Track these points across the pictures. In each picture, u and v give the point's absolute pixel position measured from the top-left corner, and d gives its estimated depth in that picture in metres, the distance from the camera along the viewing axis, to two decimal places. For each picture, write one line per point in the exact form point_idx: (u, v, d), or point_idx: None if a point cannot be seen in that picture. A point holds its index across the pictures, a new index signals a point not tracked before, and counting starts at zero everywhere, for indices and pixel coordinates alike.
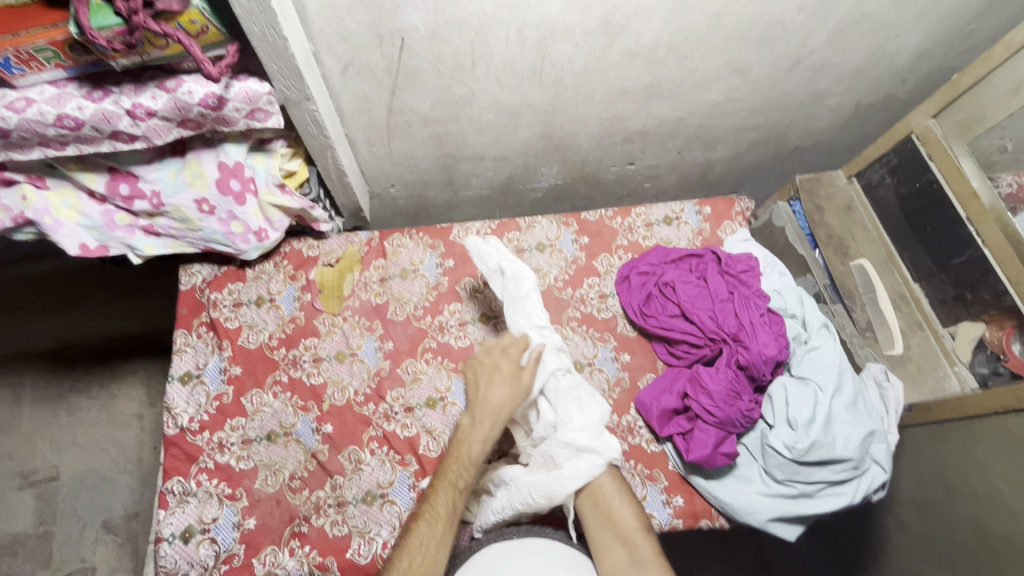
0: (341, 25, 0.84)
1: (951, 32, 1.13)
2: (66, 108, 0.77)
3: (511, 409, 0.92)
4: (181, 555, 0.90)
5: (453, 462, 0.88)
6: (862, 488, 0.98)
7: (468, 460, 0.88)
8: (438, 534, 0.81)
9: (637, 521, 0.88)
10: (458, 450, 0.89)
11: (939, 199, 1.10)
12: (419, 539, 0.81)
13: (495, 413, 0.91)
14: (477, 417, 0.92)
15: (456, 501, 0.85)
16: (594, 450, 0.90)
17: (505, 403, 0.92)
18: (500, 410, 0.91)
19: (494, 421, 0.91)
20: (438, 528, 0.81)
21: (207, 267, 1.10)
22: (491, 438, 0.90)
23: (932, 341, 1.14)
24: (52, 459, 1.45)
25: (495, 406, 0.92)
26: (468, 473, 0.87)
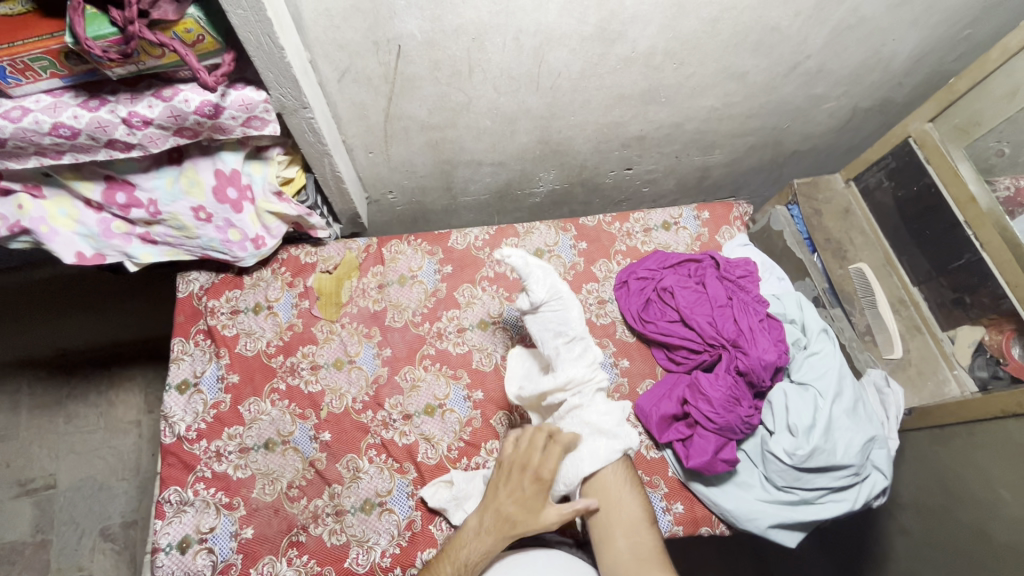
0: (338, 33, 0.84)
1: (947, 37, 1.13)
2: (62, 117, 0.77)
3: (523, 526, 0.81)
4: (178, 565, 0.90)
5: (445, 570, 0.80)
6: (863, 495, 0.98)
7: (461, 570, 0.79)
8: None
9: (642, 513, 0.86)
10: (453, 559, 0.81)
11: (937, 203, 1.10)
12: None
13: (509, 527, 0.81)
14: (489, 527, 0.82)
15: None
16: (612, 435, 0.91)
17: (519, 518, 0.81)
18: (513, 531, 0.81)
19: (504, 538, 0.81)
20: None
21: (204, 275, 1.10)
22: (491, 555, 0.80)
23: (931, 345, 1.13)
24: (50, 467, 1.45)
25: (511, 519, 0.81)
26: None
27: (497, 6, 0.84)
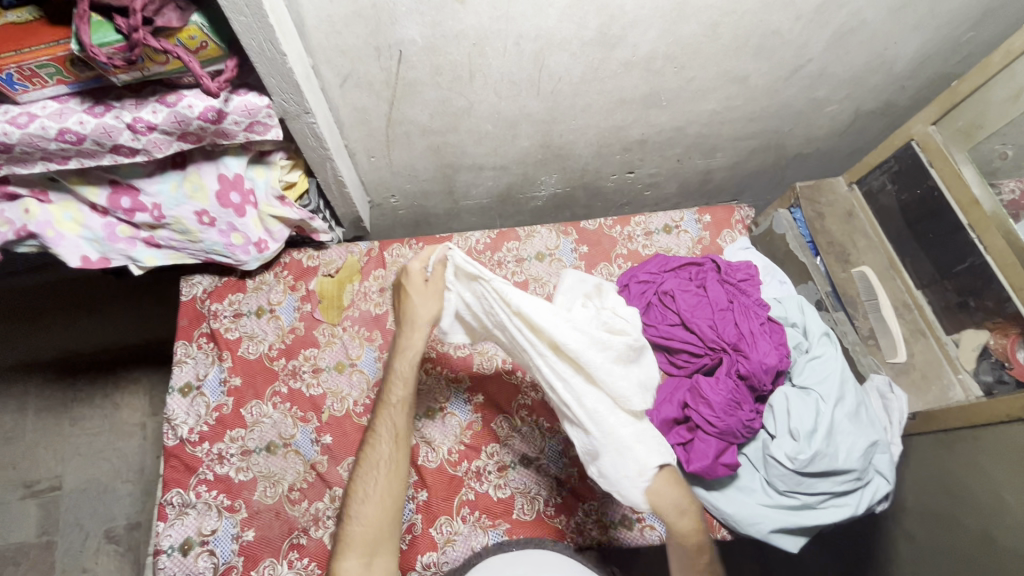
0: (340, 39, 0.85)
1: (949, 39, 1.13)
2: (67, 123, 0.78)
3: (427, 313, 0.91)
4: (180, 567, 0.90)
5: (395, 383, 0.90)
6: (865, 500, 0.97)
7: (403, 377, 0.89)
8: (390, 472, 0.84)
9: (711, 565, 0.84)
10: (392, 373, 0.90)
11: (940, 206, 1.09)
12: (371, 466, 0.85)
13: (415, 324, 0.91)
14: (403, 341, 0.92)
15: (400, 420, 0.88)
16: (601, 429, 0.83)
17: (422, 311, 0.91)
18: (422, 321, 0.91)
19: (419, 334, 0.91)
20: (386, 469, 0.84)
21: (208, 278, 1.11)
22: (419, 350, 0.90)
23: (935, 348, 1.12)
24: (55, 469, 1.46)
25: (412, 315, 0.91)
26: (403, 391, 0.89)
27: (497, 12, 0.85)
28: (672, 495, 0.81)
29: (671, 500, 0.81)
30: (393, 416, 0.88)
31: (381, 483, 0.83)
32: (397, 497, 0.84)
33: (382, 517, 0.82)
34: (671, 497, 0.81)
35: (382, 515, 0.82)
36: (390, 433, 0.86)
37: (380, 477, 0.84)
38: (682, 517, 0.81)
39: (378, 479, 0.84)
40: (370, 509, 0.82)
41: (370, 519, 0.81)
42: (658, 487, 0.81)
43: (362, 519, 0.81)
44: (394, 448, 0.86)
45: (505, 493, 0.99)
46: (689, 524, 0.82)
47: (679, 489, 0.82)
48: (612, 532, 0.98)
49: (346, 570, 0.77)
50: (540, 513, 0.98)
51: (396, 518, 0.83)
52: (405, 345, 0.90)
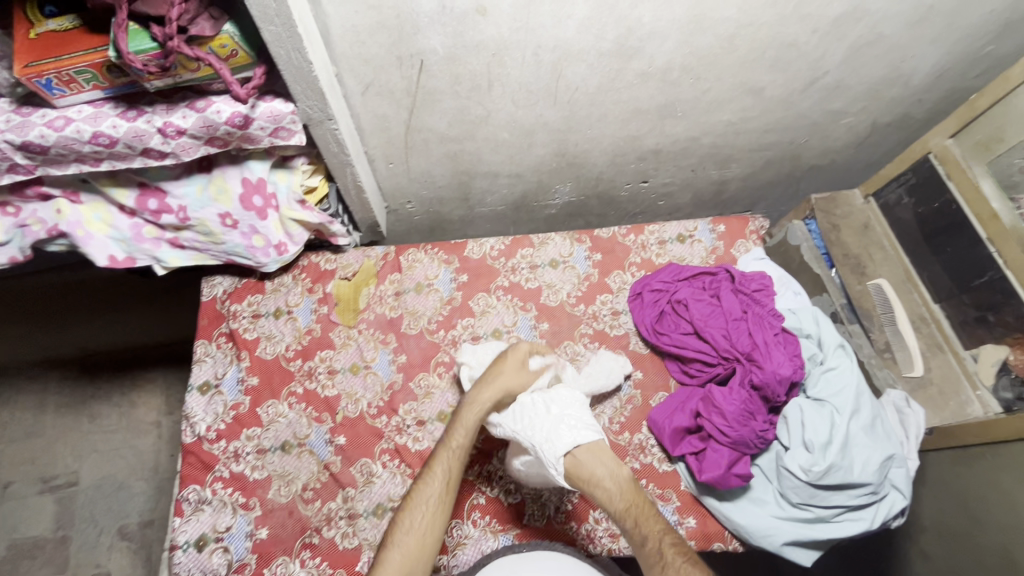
0: (363, 48, 0.87)
1: (968, 53, 1.13)
2: (102, 126, 0.81)
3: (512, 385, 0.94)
4: (195, 563, 0.91)
5: (458, 430, 0.90)
6: (881, 515, 0.96)
7: (466, 425, 0.90)
8: (435, 511, 0.84)
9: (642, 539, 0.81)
10: (456, 420, 0.91)
11: (958, 220, 1.09)
12: (419, 502, 0.85)
13: (491, 383, 0.94)
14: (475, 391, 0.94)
15: (455, 464, 0.88)
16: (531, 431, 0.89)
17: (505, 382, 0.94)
18: (502, 386, 0.93)
19: (492, 393, 0.93)
20: (430, 507, 0.84)
21: (228, 279, 1.13)
22: (489, 405, 0.92)
23: (953, 364, 1.10)
24: (72, 465, 1.49)
25: (495, 377, 0.94)
26: (464, 438, 0.89)
27: (517, 24, 0.87)
28: (589, 462, 0.84)
29: (588, 465, 0.84)
30: (449, 460, 0.88)
31: (425, 518, 0.83)
32: (436, 538, 0.83)
33: (419, 555, 0.81)
34: (588, 466, 0.84)
35: (420, 550, 0.81)
36: (444, 475, 0.86)
37: (424, 515, 0.83)
38: (597, 487, 0.83)
39: (425, 515, 0.83)
40: (411, 540, 0.81)
41: (409, 550, 0.80)
42: (574, 460, 0.85)
43: (399, 553, 0.80)
44: (442, 489, 0.86)
45: (515, 498, 1.00)
46: (610, 490, 0.83)
47: (600, 460, 0.85)
48: (622, 540, 0.98)
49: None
50: (550, 519, 0.99)
51: (429, 559, 0.81)
52: (481, 398, 0.92)
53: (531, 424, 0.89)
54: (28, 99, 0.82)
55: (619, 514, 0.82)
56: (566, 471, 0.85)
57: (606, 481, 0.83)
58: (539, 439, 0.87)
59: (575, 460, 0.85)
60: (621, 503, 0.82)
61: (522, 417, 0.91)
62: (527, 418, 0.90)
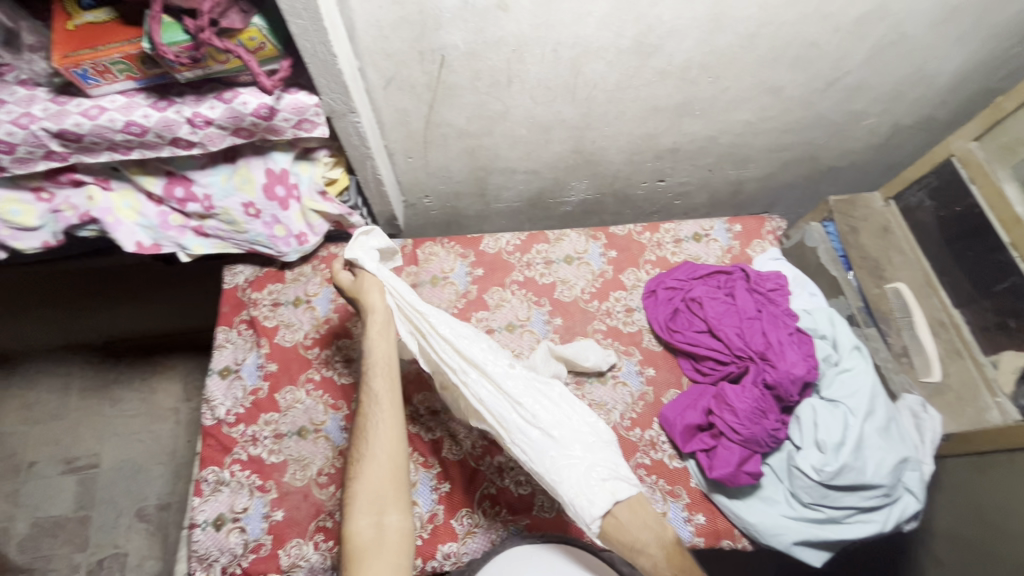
0: (386, 43, 0.89)
1: (994, 55, 1.11)
2: (134, 116, 0.84)
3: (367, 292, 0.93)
4: (212, 541, 0.94)
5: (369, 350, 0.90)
6: (893, 517, 0.95)
7: (374, 341, 0.90)
8: (386, 431, 0.84)
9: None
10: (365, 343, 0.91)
11: (981, 224, 1.08)
12: (368, 430, 0.84)
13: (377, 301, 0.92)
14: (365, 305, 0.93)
15: (385, 382, 0.87)
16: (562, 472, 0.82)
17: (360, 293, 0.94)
18: (377, 291, 0.93)
19: (377, 300, 0.92)
20: (381, 431, 0.84)
21: (250, 268, 1.16)
22: (381, 314, 0.92)
23: (972, 369, 1.08)
24: (94, 447, 1.53)
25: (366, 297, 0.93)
26: (383, 352, 0.90)
27: (538, 20, 0.88)
28: (631, 526, 0.78)
29: (633, 531, 0.78)
30: (371, 379, 0.88)
31: (380, 441, 0.83)
32: (400, 452, 0.84)
33: (384, 478, 0.82)
34: (632, 531, 0.78)
35: (390, 470, 0.82)
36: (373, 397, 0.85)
37: (376, 436, 0.84)
38: (642, 554, 0.77)
39: (377, 441, 0.84)
40: (373, 469, 0.82)
41: (379, 479, 0.82)
42: (615, 521, 0.79)
43: (365, 486, 0.81)
44: (389, 411, 0.86)
45: (526, 490, 1.01)
46: (656, 557, 0.77)
47: (641, 522, 0.79)
48: None
49: (361, 526, 0.78)
50: (560, 511, 0.99)
51: (401, 474, 0.83)
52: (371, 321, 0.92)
53: (558, 469, 0.82)
54: (64, 88, 0.86)
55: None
56: (608, 530, 0.79)
57: (653, 544, 0.78)
58: (574, 486, 0.80)
59: (618, 521, 0.78)
60: (669, 571, 0.77)
61: (551, 454, 0.84)
62: (554, 462, 0.83)
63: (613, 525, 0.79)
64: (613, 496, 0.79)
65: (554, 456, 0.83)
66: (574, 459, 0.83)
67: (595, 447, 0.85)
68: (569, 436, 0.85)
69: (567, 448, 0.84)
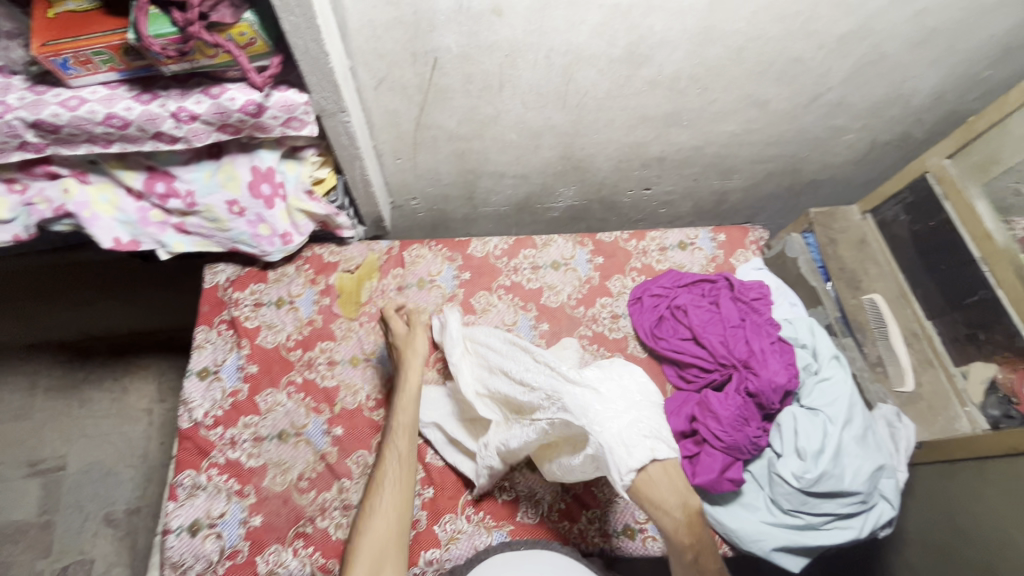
0: (379, 43, 0.88)
1: (968, 76, 1.16)
2: (115, 108, 0.82)
3: (415, 346, 1.03)
4: (187, 548, 0.91)
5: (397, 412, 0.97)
6: (869, 524, 0.97)
7: (404, 404, 0.97)
8: (396, 489, 0.87)
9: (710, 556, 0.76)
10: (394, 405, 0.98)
11: (952, 238, 1.11)
12: (381, 484, 0.88)
13: (413, 366, 1.01)
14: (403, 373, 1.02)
15: (404, 444, 0.92)
16: (606, 422, 0.77)
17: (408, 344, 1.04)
18: (416, 359, 1.02)
19: (414, 370, 1.01)
20: (392, 487, 0.87)
21: (231, 267, 1.14)
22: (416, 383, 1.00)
23: (943, 379, 1.13)
24: (60, 449, 1.47)
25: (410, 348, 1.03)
26: (406, 418, 0.96)
27: (532, 26, 0.88)
28: (660, 486, 0.74)
29: (661, 490, 0.74)
30: (396, 439, 0.93)
31: (390, 497, 0.86)
32: (403, 513, 0.86)
33: (391, 531, 0.83)
34: (660, 490, 0.74)
35: (393, 526, 0.84)
36: (395, 453, 0.90)
37: (386, 494, 0.86)
38: (666, 516, 0.74)
39: (388, 494, 0.87)
40: (379, 522, 0.84)
41: (381, 531, 0.83)
42: (646, 478, 0.74)
43: (368, 540, 0.82)
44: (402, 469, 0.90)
45: (510, 495, 1.00)
46: (677, 520, 0.74)
47: (671, 484, 0.75)
48: (614, 540, 0.99)
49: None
50: (543, 516, 0.99)
51: (399, 537, 0.84)
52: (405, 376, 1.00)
53: (601, 419, 0.78)
54: (42, 78, 0.83)
55: (679, 546, 0.74)
56: (641, 485, 0.74)
57: (677, 510, 0.74)
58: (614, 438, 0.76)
59: (648, 478, 0.74)
60: (686, 536, 0.74)
61: (593, 406, 0.79)
62: (597, 413, 0.78)
63: (642, 483, 0.74)
64: (654, 452, 0.75)
65: (598, 408, 0.79)
66: (621, 413, 0.79)
67: (641, 403, 0.80)
68: (615, 394, 0.81)
69: (612, 404, 0.80)
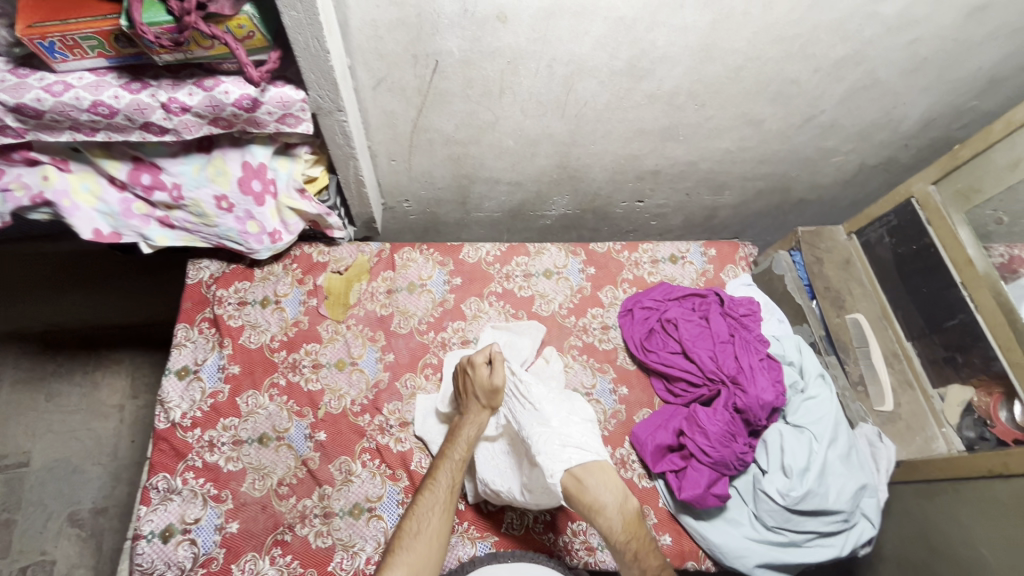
0: (380, 43, 0.87)
1: (954, 105, 1.19)
2: (102, 96, 0.79)
3: (494, 403, 0.94)
4: (158, 555, 0.88)
5: (456, 443, 0.90)
6: (851, 542, 0.99)
7: (467, 439, 0.90)
8: (444, 518, 0.81)
9: (648, 554, 0.79)
10: (456, 435, 0.91)
11: (935, 262, 1.13)
12: (425, 508, 0.81)
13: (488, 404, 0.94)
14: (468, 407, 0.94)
15: (457, 475, 0.86)
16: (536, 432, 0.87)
17: (488, 398, 0.94)
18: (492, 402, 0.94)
19: (485, 410, 0.94)
20: (441, 513, 0.81)
21: (216, 264, 1.10)
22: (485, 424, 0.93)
23: (921, 401, 1.16)
24: (24, 444, 1.41)
25: (484, 399, 0.93)
26: (465, 451, 0.89)
27: (536, 34, 0.88)
28: (594, 488, 0.81)
29: (596, 490, 0.81)
30: (451, 468, 0.86)
31: (434, 524, 0.80)
32: (443, 543, 0.80)
33: (428, 555, 0.77)
34: (594, 489, 0.81)
35: (429, 556, 0.77)
36: (450, 481, 0.84)
37: (434, 521, 0.80)
38: (601, 515, 0.80)
39: (433, 519, 0.80)
40: (420, 545, 0.78)
41: (418, 555, 0.77)
42: (578, 482, 0.82)
43: (408, 556, 0.76)
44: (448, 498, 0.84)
45: (495, 506, 0.99)
46: (612, 517, 0.79)
47: (605, 487, 0.82)
48: (599, 554, 0.98)
49: None
50: (528, 528, 0.98)
51: (436, 565, 0.78)
52: (481, 418, 0.93)
53: (533, 431, 0.87)
54: (26, 61, 0.80)
55: (618, 546, 0.79)
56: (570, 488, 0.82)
57: (612, 508, 0.80)
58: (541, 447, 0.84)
59: (580, 483, 0.81)
60: (623, 535, 0.79)
61: (530, 420, 0.90)
62: (530, 426, 0.88)
63: (577, 485, 0.81)
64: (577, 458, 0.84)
65: (534, 423, 0.89)
66: (556, 424, 0.89)
67: (572, 421, 0.90)
68: (552, 412, 0.91)
69: (547, 420, 0.90)
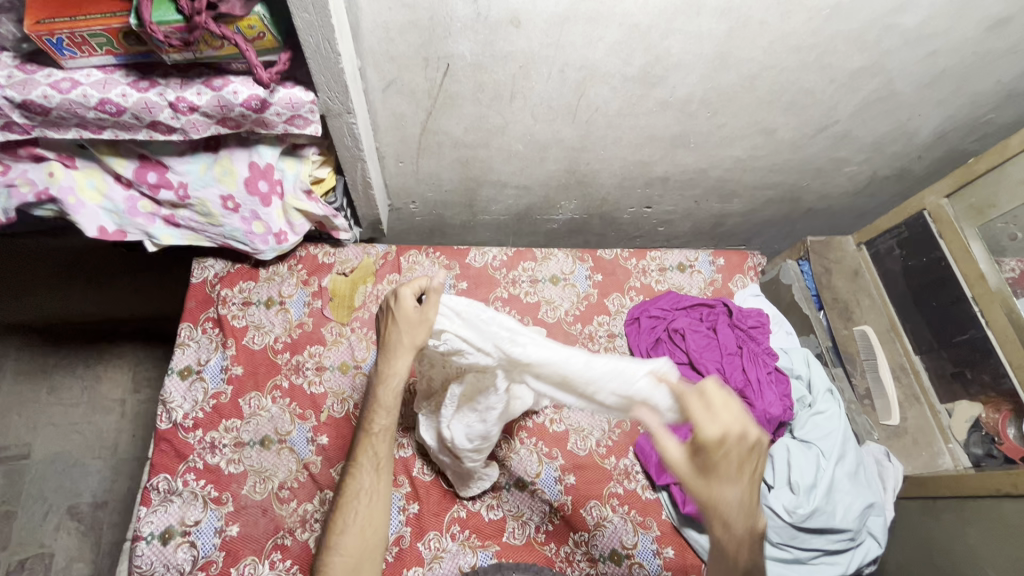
0: (391, 46, 0.86)
1: (970, 119, 1.17)
2: (110, 93, 0.78)
3: (420, 341, 0.76)
4: (157, 557, 0.87)
5: (378, 411, 0.77)
6: (856, 561, 0.98)
7: (387, 405, 0.77)
8: (373, 504, 0.74)
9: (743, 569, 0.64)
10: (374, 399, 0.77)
11: (945, 277, 1.12)
12: (350, 498, 0.74)
13: (403, 351, 0.76)
14: (385, 356, 0.77)
15: (383, 448, 0.76)
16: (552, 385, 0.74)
17: (409, 337, 0.76)
18: (408, 347, 0.76)
19: (402, 359, 0.76)
20: (367, 501, 0.74)
21: (221, 263, 1.10)
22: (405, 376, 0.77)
23: (929, 416, 1.14)
24: (25, 437, 1.41)
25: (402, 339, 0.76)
26: (387, 419, 0.77)
27: (549, 39, 0.87)
28: (740, 507, 0.61)
29: (738, 501, 0.61)
30: (375, 444, 0.76)
31: (363, 512, 0.74)
32: (380, 528, 0.74)
33: (365, 550, 0.72)
34: (728, 491, 0.62)
35: (365, 551, 0.72)
36: (374, 464, 0.75)
37: (360, 509, 0.73)
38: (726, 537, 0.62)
39: (360, 509, 0.74)
40: (350, 540, 0.72)
41: (351, 552, 0.71)
42: (722, 495, 0.61)
43: (340, 556, 0.71)
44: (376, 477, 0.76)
45: (497, 514, 0.99)
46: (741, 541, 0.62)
47: (751, 504, 0.62)
48: (600, 565, 0.96)
49: None
50: (530, 538, 0.97)
51: (379, 548, 0.74)
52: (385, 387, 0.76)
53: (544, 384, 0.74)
54: (33, 56, 0.79)
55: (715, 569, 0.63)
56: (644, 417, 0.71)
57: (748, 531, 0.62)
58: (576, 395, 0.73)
59: (720, 496, 0.62)
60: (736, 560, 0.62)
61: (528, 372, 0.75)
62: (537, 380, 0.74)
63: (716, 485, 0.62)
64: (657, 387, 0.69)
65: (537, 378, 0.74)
66: (557, 345, 0.72)
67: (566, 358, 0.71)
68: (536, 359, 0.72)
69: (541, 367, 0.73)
